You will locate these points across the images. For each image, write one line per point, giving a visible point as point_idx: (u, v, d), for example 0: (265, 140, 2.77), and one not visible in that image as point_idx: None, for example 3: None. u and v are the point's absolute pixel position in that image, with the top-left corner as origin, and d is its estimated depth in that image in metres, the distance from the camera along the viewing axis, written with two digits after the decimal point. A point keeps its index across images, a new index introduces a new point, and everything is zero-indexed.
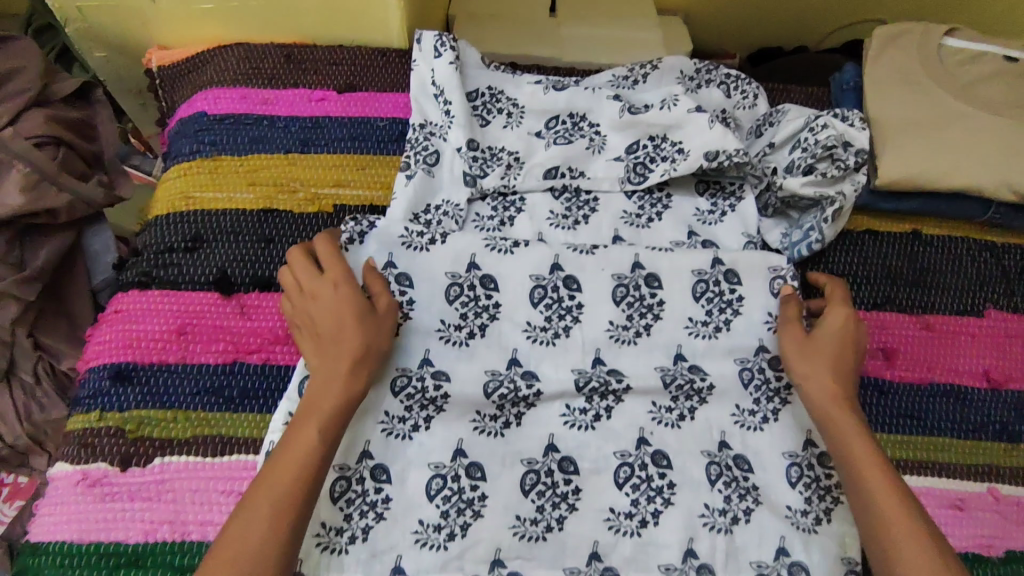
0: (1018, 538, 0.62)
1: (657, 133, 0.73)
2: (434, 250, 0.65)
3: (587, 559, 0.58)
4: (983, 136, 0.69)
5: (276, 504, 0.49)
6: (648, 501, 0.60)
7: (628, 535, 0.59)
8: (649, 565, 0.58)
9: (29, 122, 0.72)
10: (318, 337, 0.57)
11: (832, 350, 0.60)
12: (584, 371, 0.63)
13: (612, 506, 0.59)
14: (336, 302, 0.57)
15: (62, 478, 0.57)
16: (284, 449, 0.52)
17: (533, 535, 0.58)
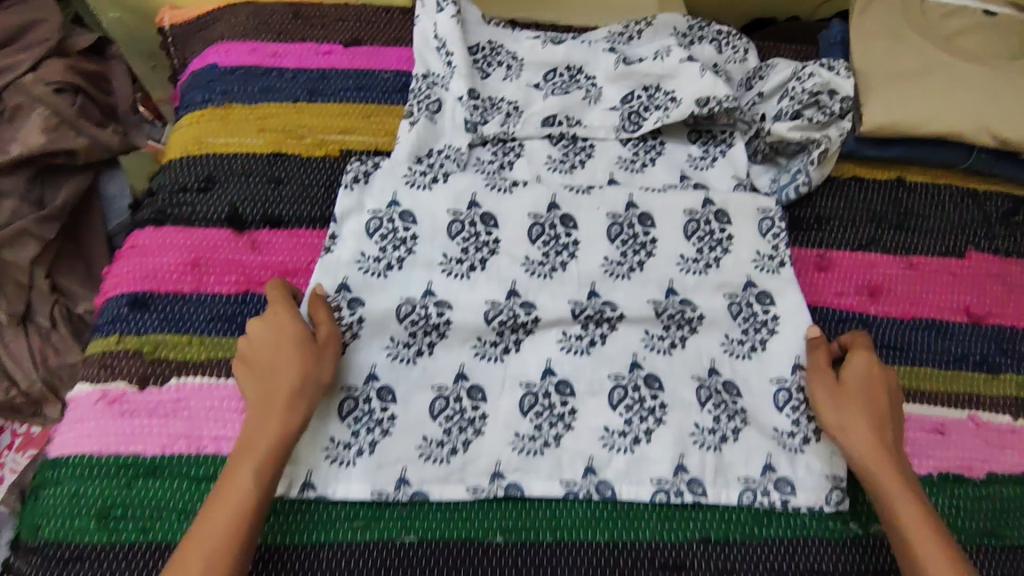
0: (997, 461, 0.64)
1: (651, 83, 0.76)
2: (436, 187, 0.68)
3: (582, 473, 0.60)
4: (963, 82, 0.73)
5: (208, 561, 0.49)
6: (642, 420, 0.62)
7: (622, 451, 0.61)
8: (642, 478, 0.60)
9: (49, 69, 0.79)
10: (257, 373, 0.57)
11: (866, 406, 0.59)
12: (580, 301, 0.65)
13: (606, 425, 0.62)
14: (276, 338, 0.58)
15: (82, 398, 0.59)
16: (219, 494, 0.52)
17: (532, 450, 0.60)
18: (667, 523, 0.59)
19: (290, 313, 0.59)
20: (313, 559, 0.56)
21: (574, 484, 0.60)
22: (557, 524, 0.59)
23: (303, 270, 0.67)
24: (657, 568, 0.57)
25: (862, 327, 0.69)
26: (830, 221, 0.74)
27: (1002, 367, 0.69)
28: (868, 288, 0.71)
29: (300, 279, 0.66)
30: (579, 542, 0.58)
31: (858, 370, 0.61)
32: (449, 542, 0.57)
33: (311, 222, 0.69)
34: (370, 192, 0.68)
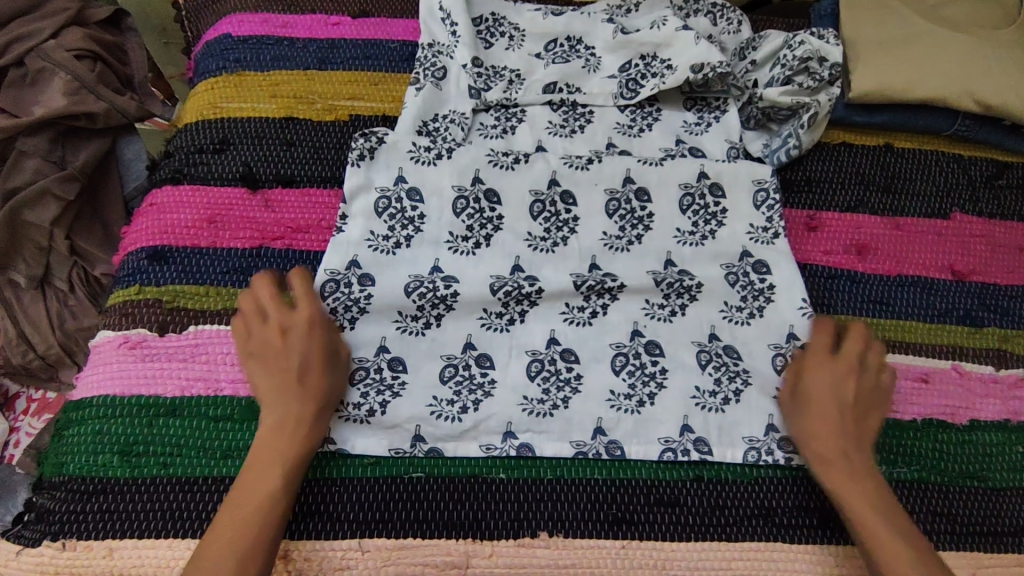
0: (980, 408, 0.67)
1: (648, 52, 0.79)
2: (441, 164, 0.70)
3: (592, 434, 0.62)
4: (947, 49, 0.76)
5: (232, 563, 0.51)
6: (644, 385, 0.64)
7: (629, 413, 0.63)
8: (651, 438, 0.63)
9: (68, 36, 0.82)
10: (277, 374, 0.59)
11: (830, 412, 0.61)
12: (582, 274, 0.68)
13: (612, 388, 0.64)
14: (305, 346, 0.59)
15: (105, 343, 0.62)
16: (240, 495, 0.54)
17: (540, 412, 0.62)
18: (658, 463, 0.62)
19: (319, 321, 0.61)
20: (326, 492, 0.59)
21: (585, 445, 0.62)
22: (556, 463, 0.62)
23: (315, 227, 0.69)
24: (651, 503, 0.60)
25: (850, 282, 0.72)
26: (820, 184, 0.77)
27: (984, 321, 0.71)
28: (855, 247, 0.74)
29: (312, 236, 0.69)
30: (578, 479, 0.61)
31: (823, 376, 0.63)
32: (453, 479, 0.60)
33: (322, 182, 0.72)
34: (378, 168, 0.70)
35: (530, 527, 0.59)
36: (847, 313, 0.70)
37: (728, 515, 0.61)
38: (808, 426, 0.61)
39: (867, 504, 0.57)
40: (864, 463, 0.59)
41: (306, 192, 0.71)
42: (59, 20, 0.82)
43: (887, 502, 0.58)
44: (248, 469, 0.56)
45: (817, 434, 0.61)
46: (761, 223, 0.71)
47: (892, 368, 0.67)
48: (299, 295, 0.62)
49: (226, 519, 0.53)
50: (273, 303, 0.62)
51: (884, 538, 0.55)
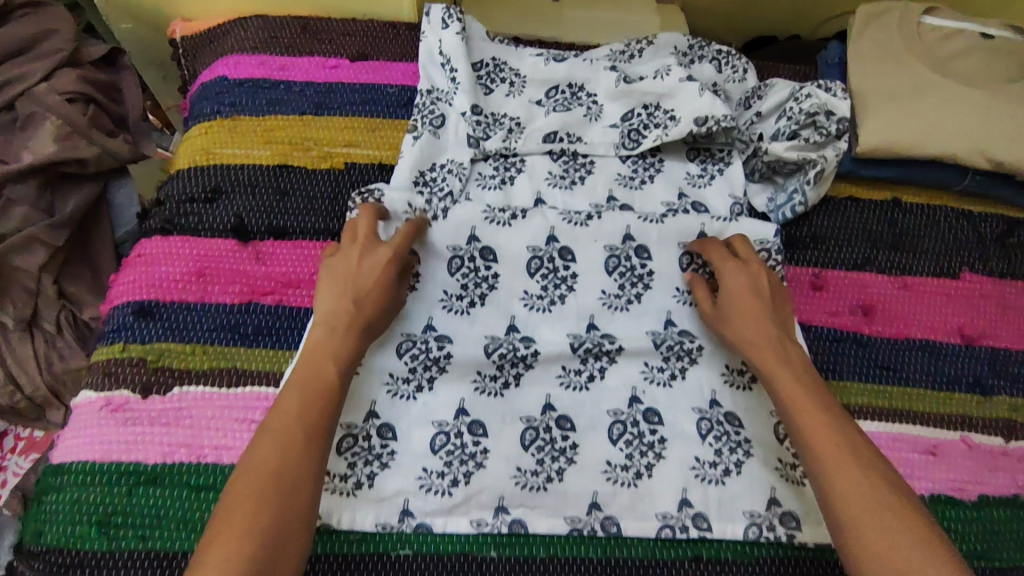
0: (989, 484, 0.65)
1: (651, 102, 0.77)
2: (436, 225, 0.68)
3: (587, 509, 0.60)
4: (960, 105, 0.74)
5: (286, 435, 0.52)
6: (642, 455, 0.62)
7: (625, 486, 0.61)
8: (647, 513, 0.60)
9: (61, 79, 0.82)
10: (342, 290, 0.60)
11: (745, 306, 0.63)
12: (579, 335, 0.66)
13: (608, 459, 0.62)
14: (370, 273, 0.61)
15: (86, 404, 0.61)
16: (304, 381, 0.55)
17: (534, 485, 0.60)
18: (655, 539, 0.60)
19: (396, 253, 0.63)
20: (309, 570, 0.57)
21: (579, 521, 0.60)
22: (549, 541, 0.59)
23: (306, 281, 0.67)
24: None
25: (856, 346, 0.70)
26: (825, 240, 0.75)
27: (993, 388, 0.69)
28: (861, 307, 0.72)
29: (303, 291, 0.67)
30: (572, 558, 0.59)
31: (730, 276, 0.65)
32: (443, 556, 0.58)
33: (316, 234, 0.70)
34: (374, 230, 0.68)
35: None
36: (853, 380, 0.68)
37: None
38: (731, 318, 0.64)
39: (788, 378, 0.58)
40: (787, 343, 0.61)
41: (299, 245, 0.69)
42: (50, 63, 0.82)
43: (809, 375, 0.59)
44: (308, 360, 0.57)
45: (739, 322, 0.63)
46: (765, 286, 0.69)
47: (898, 440, 0.65)
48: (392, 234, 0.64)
49: (294, 397, 0.54)
50: (370, 234, 0.64)
51: (802, 405, 0.56)
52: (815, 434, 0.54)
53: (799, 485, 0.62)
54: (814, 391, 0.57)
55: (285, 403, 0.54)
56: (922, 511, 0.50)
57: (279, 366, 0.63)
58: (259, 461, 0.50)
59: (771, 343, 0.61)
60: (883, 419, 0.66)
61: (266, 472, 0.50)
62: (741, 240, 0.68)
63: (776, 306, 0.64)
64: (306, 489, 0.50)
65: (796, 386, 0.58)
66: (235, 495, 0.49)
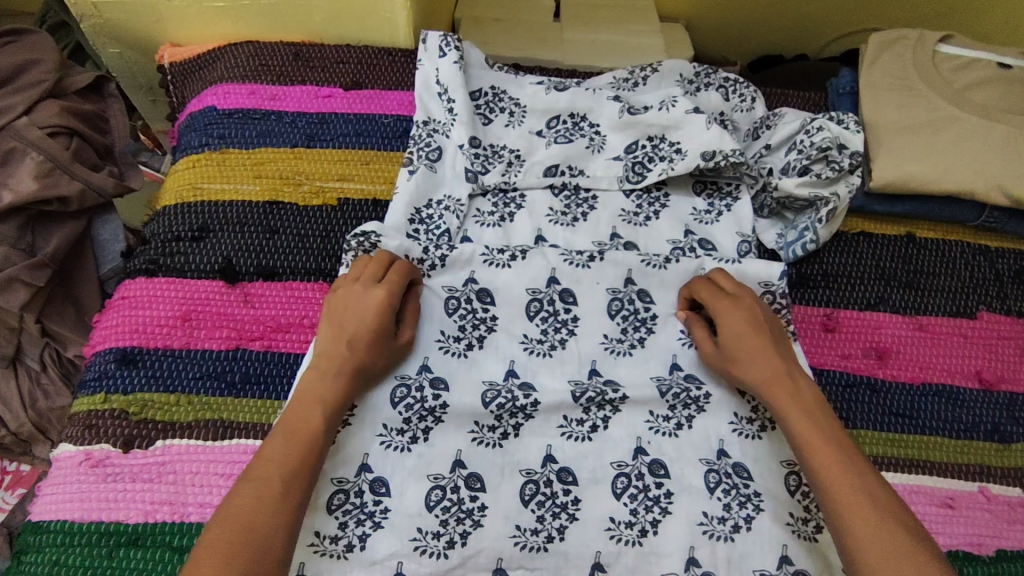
0: (1009, 538, 0.62)
1: (656, 133, 0.74)
2: (434, 275, 0.66)
3: (589, 570, 0.56)
4: (976, 139, 0.71)
5: (263, 484, 0.49)
6: (646, 510, 0.58)
7: (630, 544, 0.57)
8: (652, 574, 0.56)
9: (43, 111, 0.78)
10: (333, 334, 0.59)
11: (748, 341, 0.60)
12: (581, 383, 0.63)
13: (612, 515, 0.58)
14: (363, 317, 0.59)
15: (66, 458, 0.58)
16: (290, 428, 0.53)
17: (533, 545, 0.56)
18: None
19: (391, 295, 0.60)
20: None
21: None
22: None
23: (296, 325, 0.65)
24: None
25: (870, 392, 0.67)
26: (838, 278, 0.72)
27: (1013, 436, 0.67)
28: (875, 350, 0.69)
29: (293, 336, 0.64)
30: None
31: (725, 313, 0.62)
32: None
33: (308, 274, 0.67)
34: None
35: None
36: (867, 430, 0.65)
37: None
38: (734, 354, 0.60)
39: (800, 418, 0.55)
40: (795, 378, 0.58)
41: (292, 288, 0.66)
42: (32, 95, 0.78)
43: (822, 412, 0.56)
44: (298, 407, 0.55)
45: (743, 358, 0.60)
46: None
47: (915, 492, 0.63)
48: (392, 276, 0.61)
49: (278, 444, 0.52)
50: (371, 276, 0.61)
51: (814, 445, 0.53)
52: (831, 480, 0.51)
53: (813, 541, 0.57)
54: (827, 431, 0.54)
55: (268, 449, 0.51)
56: (946, 563, 0.46)
57: (267, 417, 0.60)
58: (237, 514, 0.47)
59: (779, 380, 0.58)
60: (899, 470, 0.63)
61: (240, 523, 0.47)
62: (722, 274, 0.65)
63: (773, 339, 0.61)
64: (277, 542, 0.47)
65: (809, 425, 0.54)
66: (206, 547, 0.46)
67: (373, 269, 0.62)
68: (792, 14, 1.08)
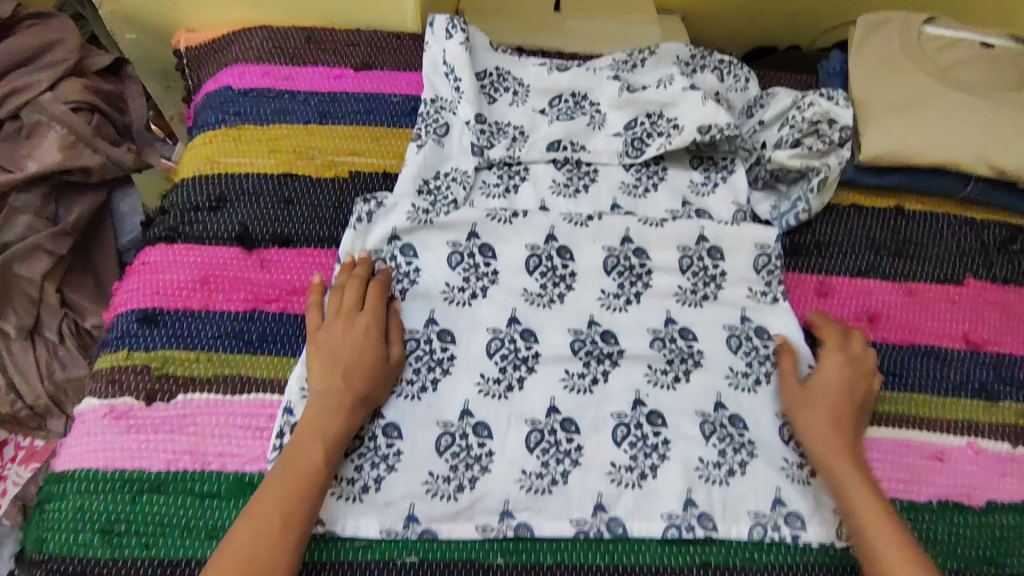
0: (997, 489, 0.64)
1: (654, 110, 0.77)
2: (440, 230, 0.68)
3: (592, 511, 0.59)
4: (959, 113, 0.74)
5: (267, 524, 0.52)
6: (645, 456, 0.61)
7: (629, 487, 0.60)
8: (652, 514, 0.59)
9: (65, 89, 0.84)
10: (331, 368, 0.59)
11: (832, 398, 0.62)
12: (580, 332, 0.66)
13: (612, 460, 0.61)
14: (357, 348, 0.60)
15: (90, 412, 0.60)
16: (286, 467, 0.55)
17: (539, 488, 0.59)
18: (662, 540, 0.59)
19: (375, 317, 0.62)
20: None
21: (585, 523, 0.58)
22: (555, 546, 0.58)
23: (311, 289, 0.67)
24: None
25: None
26: (829, 248, 0.75)
27: (1000, 395, 0.69)
28: (867, 314, 0.72)
29: (306, 298, 0.67)
30: (582, 565, 0.58)
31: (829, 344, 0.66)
32: (447, 562, 0.57)
33: (320, 242, 0.70)
34: (375, 229, 0.68)
35: None
36: None
37: None
38: (795, 401, 0.63)
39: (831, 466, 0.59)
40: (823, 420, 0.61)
41: (303, 255, 0.69)
42: (55, 72, 0.85)
43: (844, 454, 0.59)
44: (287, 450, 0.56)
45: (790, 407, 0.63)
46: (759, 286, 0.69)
47: (905, 445, 0.65)
48: (373, 296, 0.63)
49: (275, 483, 0.54)
50: (354, 300, 0.63)
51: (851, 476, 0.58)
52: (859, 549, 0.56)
53: (807, 487, 0.61)
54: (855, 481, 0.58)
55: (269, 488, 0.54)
56: None
57: (283, 373, 0.63)
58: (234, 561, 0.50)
59: (814, 424, 0.61)
60: (890, 425, 0.66)
61: (239, 560, 0.50)
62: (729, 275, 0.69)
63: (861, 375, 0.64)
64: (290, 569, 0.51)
65: (844, 471, 0.59)
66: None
67: (358, 290, 0.63)
68: (784, 7, 1.12)
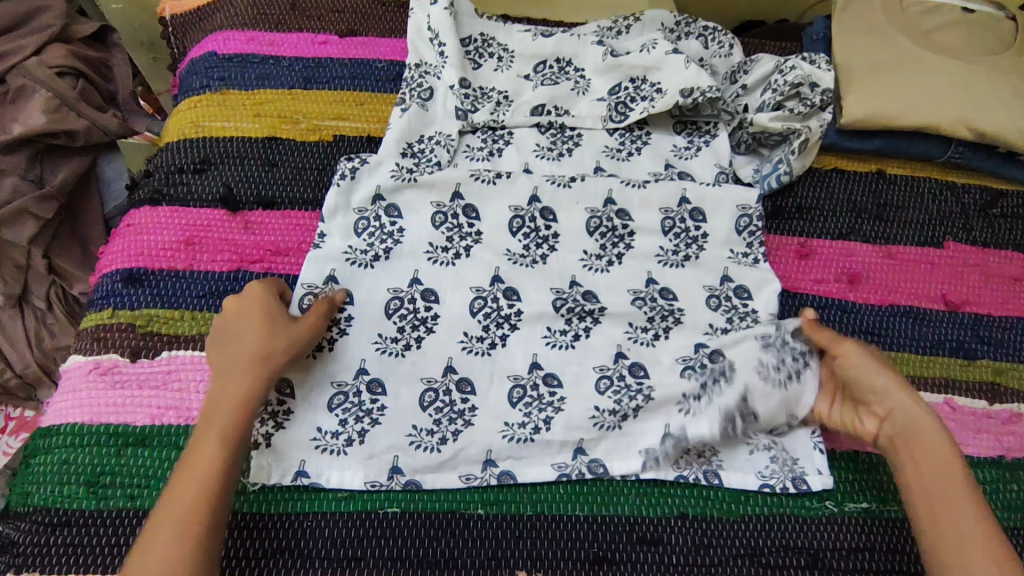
0: (973, 444, 0.65)
1: (638, 75, 0.78)
2: (424, 191, 0.68)
3: (573, 454, 0.61)
4: (940, 76, 0.75)
5: (183, 510, 0.49)
6: (630, 399, 0.62)
7: (611, 430, 0.61)
8: (631, 450, 0.61)
9: (51, 53, 0.85)
10: (226, 345, 0.58)
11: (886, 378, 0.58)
12: (562, 292, 0.66)
13: (596, 404, 0.62)
14: (223, 314, 0.59)
15: (75, 368, 0.61)
16: (191, 455, 0.52)
17: (521, 438, 0.60)
18: (641, 481, 0.61)
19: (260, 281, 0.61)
20: (296, 527, 0.57)
21: (566, 466, 0.60)
22: (536, 498, 0.59)
23: (295, 249, 0.68)
24: (634, 542, 0.58)
25: (841, 313, 0.71)
26: (810, 211, 0.75)
27: (978, 353, 0.70)
28: (847, 275, 0.72)
29: (291, 258, 0.68)
30: (562, 516, 0.59)
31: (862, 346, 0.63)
32: (430, 513, 0.58)
33: (304, 205, 0.71)
34: (358, 187, 0.68)
35: (508, 565, 0.56)
36: None
37: (713, 555, 0.58)
38: (886, 372, 0.59)
39: (921, 446, 0.55)
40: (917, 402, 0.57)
41: (287, 216, 0.69)
42: (40, 38, 0.85)
43: (940, 436, 0.55)
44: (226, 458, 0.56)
45: (873, 381, 0.58)
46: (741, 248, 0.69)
47: None
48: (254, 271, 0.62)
49: (183, 471, 0.51)
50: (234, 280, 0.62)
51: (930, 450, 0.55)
52: (943, 533, 0.51)
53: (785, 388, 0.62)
54: (946, 468, 0.54)
55: (183, 475, 0.51)
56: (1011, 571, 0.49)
57: None
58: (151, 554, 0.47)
59: (909, 401, 0.57)
60: None
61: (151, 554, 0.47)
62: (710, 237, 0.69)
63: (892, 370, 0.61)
64: (200, 543, 0.48)
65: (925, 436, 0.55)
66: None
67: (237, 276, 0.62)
68: None
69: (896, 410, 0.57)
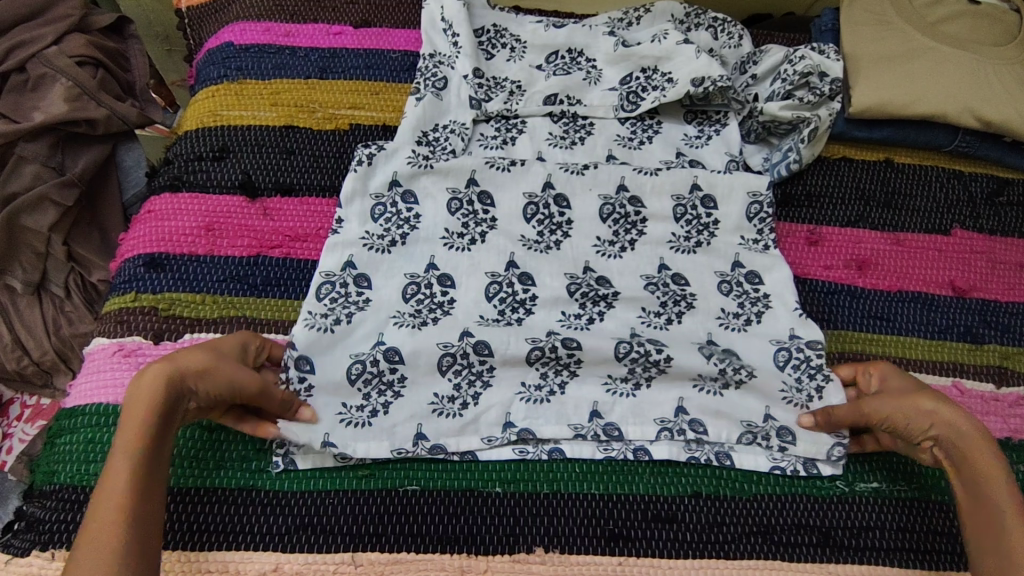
0: None
1: (649, 65, 0.79)
2: (440, 179, 0.69)
3: (588, 416, 0.62)
4: (947, 65, 0.75)
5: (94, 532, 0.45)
6: (644, 371, 0.63)
7: (624, 396, 0.63)
8: (647, 419, 0.62)
9: (70, 43, 0.86)
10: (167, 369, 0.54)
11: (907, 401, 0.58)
12: (576, 277, 0.67)
13: (609, 373, 0.64)
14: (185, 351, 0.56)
15: (99, 350, 0.62)
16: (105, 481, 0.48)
17: (537, 399, 0.62)
18: (653, 462, 0.62)
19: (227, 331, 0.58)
20: (316, 503, 0.58)
21: (582, 428, 0.62)
22: (555, 477, 0.61)
23: (313, 235, 0.69)
24: (650, 519, 0.59)
25: (850, 297, 0.72)
26: (819, 198, 0.76)
27: (984, 338, 0.71)
28: (856, 261, 0.74)
29: (310, 244, 0.69)
30: (576, 493, 0.60)
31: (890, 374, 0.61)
32: (449, 491, 0.59)
33: (322, 191, 0.72)
34: (373, 175, 0.69)
35: (526, 542, 0.57)
36: (846, 329, 0.70)
37: (726, 533, 0.59)
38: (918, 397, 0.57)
39: (966, 463, 0.54)
40: (956, 414, 0.56)
41: (307, 204, 0.71)
42: (59, 27, 0.86)
43: (981, 446, 0.54)
44: (160, 512, 0.49)
45: (905, 412, 0.57)
46: (752, 234, 0.70)
47: None
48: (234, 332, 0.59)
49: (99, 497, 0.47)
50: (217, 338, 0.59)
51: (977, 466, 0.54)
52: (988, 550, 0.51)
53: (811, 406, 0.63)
54: (991, 482, 0.53)
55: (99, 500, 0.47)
56: None
57: (285, 314, 0.65)
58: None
59: (949, 417, 0.56)
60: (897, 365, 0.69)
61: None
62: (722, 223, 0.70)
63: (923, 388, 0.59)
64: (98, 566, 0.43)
65: (974, 452, 0.54)
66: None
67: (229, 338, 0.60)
68: None
69: (940, 428, 0.56)
